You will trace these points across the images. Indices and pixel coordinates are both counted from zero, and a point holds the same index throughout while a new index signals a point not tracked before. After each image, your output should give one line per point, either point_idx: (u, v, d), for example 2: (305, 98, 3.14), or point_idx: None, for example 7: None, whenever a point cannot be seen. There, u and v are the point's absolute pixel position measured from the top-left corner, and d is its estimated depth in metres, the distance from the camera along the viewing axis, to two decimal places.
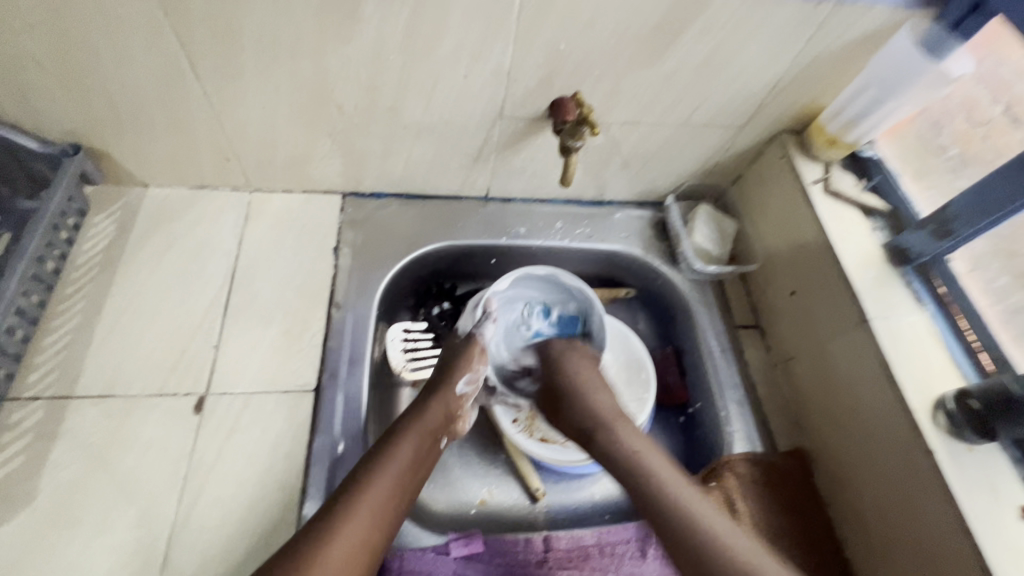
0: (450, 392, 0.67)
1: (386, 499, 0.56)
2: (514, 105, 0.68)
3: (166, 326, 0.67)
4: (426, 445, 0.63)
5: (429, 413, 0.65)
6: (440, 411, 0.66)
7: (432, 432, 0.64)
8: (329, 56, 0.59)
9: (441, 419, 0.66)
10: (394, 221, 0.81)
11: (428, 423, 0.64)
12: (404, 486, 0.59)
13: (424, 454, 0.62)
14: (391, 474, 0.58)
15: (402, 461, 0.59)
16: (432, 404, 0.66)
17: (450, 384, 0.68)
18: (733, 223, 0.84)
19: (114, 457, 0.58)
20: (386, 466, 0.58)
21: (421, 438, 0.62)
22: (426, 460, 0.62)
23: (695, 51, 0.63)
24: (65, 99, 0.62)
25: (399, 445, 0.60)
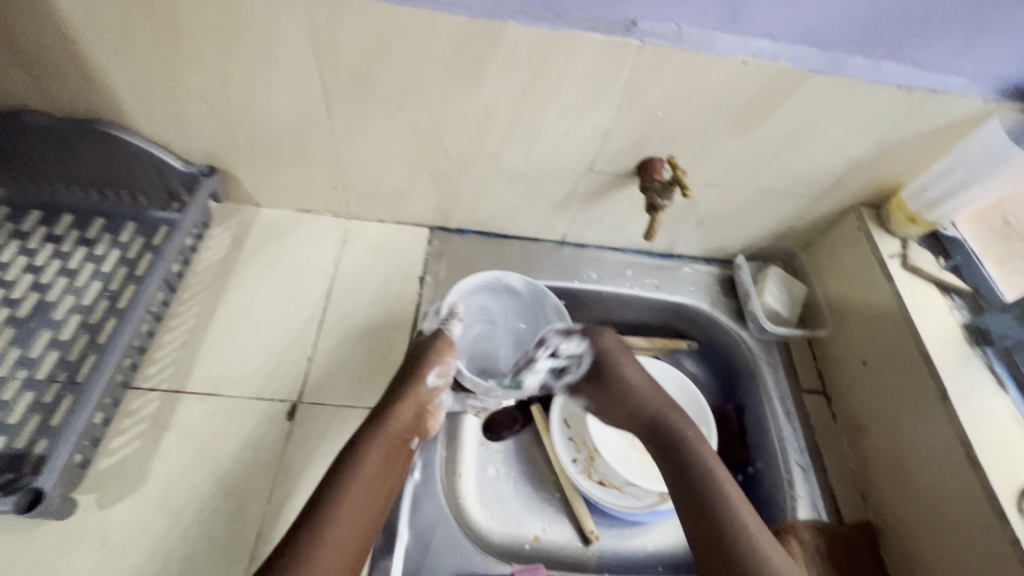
0: (421, 387, 0.66)
1: (364, 507, 0.57)
2: (604, 161, 0.73)
3: (267, 335, 0.73)
4: (394, 450, 0.62)
5: (393, 419, 0.63)
6: (408, 414, 0.64)
7: (403, 433, 0.63)
8: (448, 108, 0.66)
9: (409, 419, 0.64)
10: (475, 256, 0.86)
11: (392, 431, 0.62)
12: (380, 491, 0.59)
13: (393, 459, 0.62)
14: (369, 483, 0.58)
15: (374, 466, 0.59)
16: (401, 406, 0.64)
17: (421, 380, 0.66)
18: (803, 288, 0.85)
19: (214, 451, 0.63)
20: (355, 479, 0.58)
21: (387, 447, 0.61)
22: (395, 470, 0.61)
23: (785, 126, 0.67)
24: (214, 129, 0.70)
25: (368, 454, 0.60)
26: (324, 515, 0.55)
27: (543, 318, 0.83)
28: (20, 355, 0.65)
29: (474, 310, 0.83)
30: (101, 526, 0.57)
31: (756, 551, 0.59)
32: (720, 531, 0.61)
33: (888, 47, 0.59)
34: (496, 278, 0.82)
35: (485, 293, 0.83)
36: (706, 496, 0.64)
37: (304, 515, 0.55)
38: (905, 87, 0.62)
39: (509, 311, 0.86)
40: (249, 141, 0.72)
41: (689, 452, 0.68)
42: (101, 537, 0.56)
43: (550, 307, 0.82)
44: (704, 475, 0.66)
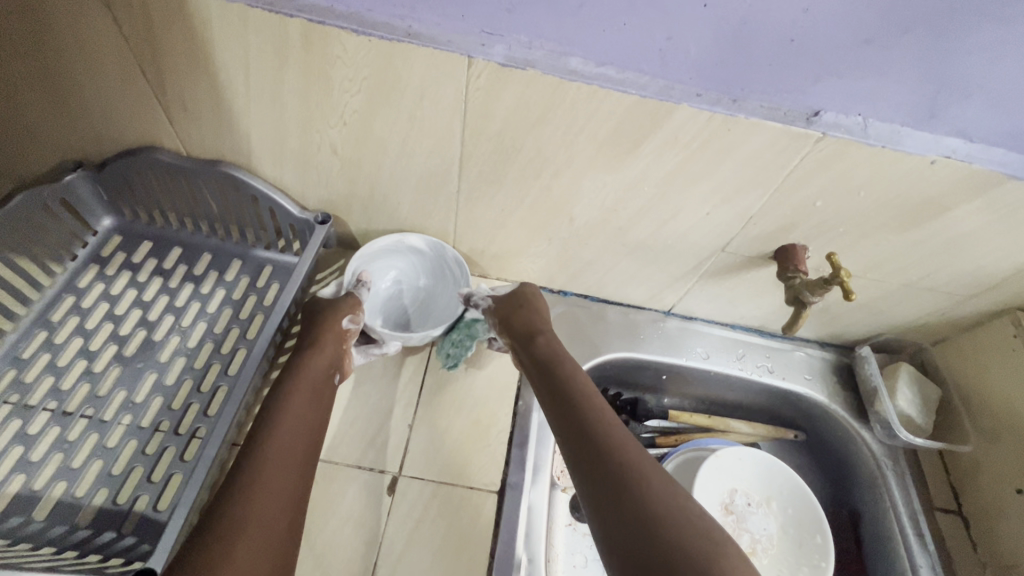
0: (335, 323, 0.64)
1: (287, 454, 0.50)
2: (740, 243, 0.68)
3: (368, 395, 0.69)
4: (318, 396, 0.58)
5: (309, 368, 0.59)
6: (328, 349, 0.62)
7: (321, 376, 0.60)
8: (587, 179, 0.62)
9: (329, 356, 0.62)
10: (579, 323, 0.82)
11: (309, 374, 0.59)
12: (297, 441, 0.52)
13: (320, 398, 0.58)
14: (287, 431, 0.52)
15: (293, 411, 0.55)
16: (309, 356, 0.60)
17: (329, 320, 0.65)
18: (938, 392, 0.77)
19: (315, 525, 0.59)
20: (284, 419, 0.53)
21: (307, 387, 0.58)
22: (323, 404, 0.58)
23: (957, 227, 0.61)
24: (337, 178, 0.69)
25: (290, 396, 0.56)
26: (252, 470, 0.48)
27: (444, 275, 0.77)
28: (126, 397, 0.64)
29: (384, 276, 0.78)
30: None
31: (653, 510, 0.46)
32: (619, 485, 0.48)
33: None
34: (396, 240, 0.74)
35: (385, 256, 0.76)
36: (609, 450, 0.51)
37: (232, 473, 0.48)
38: None
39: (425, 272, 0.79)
40: (369, 191, 0.70)
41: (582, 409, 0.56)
42: None
43: (448, 262, 0.75)
44: (606, 435, 0.53)
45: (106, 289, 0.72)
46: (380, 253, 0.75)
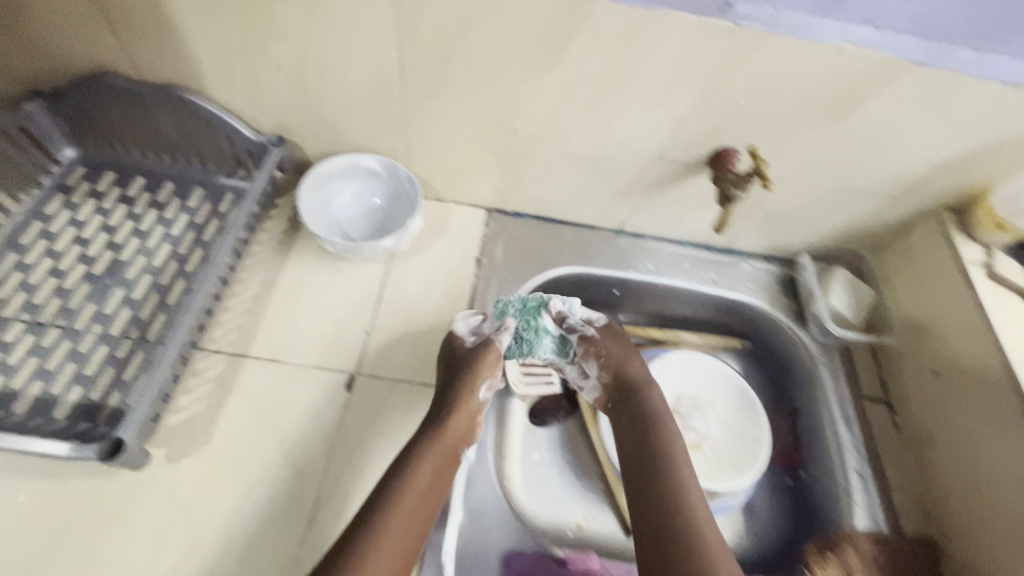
0: (472, 397, 0.64)
1: (404, 532, 0.53)
2: (675, 149, 0.71)
3: (328, 306, 0.73)
4: (446, 453, 0.60)
5: (454, 420, 0.63)
6: (459, 422, 0.63)
7: (449, 447, 0.61)
8: (523, 86, 0.65)
9: (460, 428, 0.63)
10: (532, 241, 0.85)
11: (440, 442, 0.60)
12: (417, 499, 0.56)
13: (446, 455, 0.60)
14: (411, 491, 0.56)
15: (424, 473, 0.58)
16: (454, 414, 0.63)
17: (472, 391, 0.64)
18: (870, 291, 0.81)
19: (276, 416, 0.64)
20: (407, 494, 0.55)
21: (439, 442, 0.60)
22: (444, 475, 0.59)
23: (874, 121, 0.64)
24: (287, 98, 0.71)
25: (421, 454, 0.59)
26: (377, 521, 0.52)
27: (397, 194, 0.80)
28: (96, 309, 0.68)
29: (335, 198, 0.79)
30: (171, 479, 0.58)
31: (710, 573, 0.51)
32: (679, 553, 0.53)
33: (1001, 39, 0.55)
34: (350, 162, 0.77)
35: (338, 177, 0.78)
36: (688, 511, 0.56)
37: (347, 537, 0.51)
38: (1015, 84, 0.58)
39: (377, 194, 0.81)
40: (320, 111, 0.72)
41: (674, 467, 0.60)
42: (171, 490, 0.58)
43: (403, 181, 0.79)
44: (677, 493, 0.57)
45: (72, 215, 0.75)
46: (333, 172, 0.77)
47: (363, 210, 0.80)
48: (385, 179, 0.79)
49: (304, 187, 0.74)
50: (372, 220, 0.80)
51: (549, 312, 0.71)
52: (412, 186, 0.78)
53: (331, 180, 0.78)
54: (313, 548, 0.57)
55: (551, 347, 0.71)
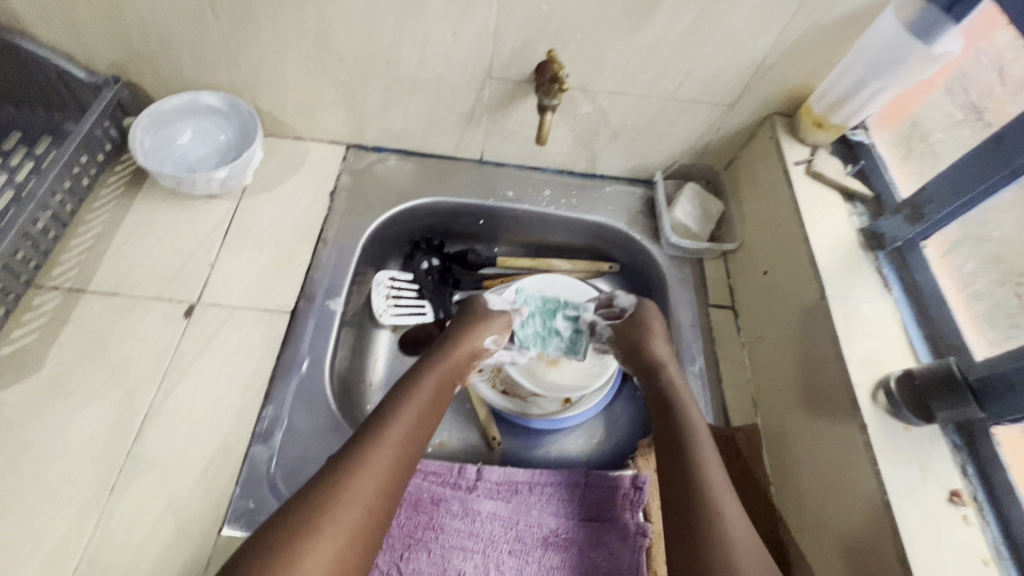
0: (476, 339, 0.70)
1: (406, 438, 0.58)
2: (500, 66, 0.72)
3: (172, 242, 0.74)
4: (439, 395, 0.64)
5: (453, 357, 0.68)
6: (460, 358, 0.68)
7: (453, 375, 0.67)
8: (330, 4, 0.65)
9: (459, 364, 0.68)
10: (390, 174, 0.86)
11: (442, 370, 0.66)
12: (417, 433, 0.60)
13: (441, 397, 0.65)
14: (409, 422, 0.59)
15: (421, 405, 0.62)
16: (455, 350, 0.68)
17: (475, 338, 0.71)
18: (719, 204, 0.85)
19: (109, 344, 0.66)
20: (407, 403, 0.61)
21: (439, 382, 0.65)
22: (443, 400, 0.65)
23: (676, 21, 0.65)
24: (109, 35, 0.70)
25: (422, 388, 0.63)
26: (374, 440, 0.56)
27: (242, 130, 0.81)
28: None
29: (180, 136, 0.80)
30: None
31: (701, 491, 0.55)
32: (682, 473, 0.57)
33: None
34: (190, 101, 0.78)
35: (182, 116, 0.79)
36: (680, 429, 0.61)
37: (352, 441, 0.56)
38: None
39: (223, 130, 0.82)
40: (146, 47, 0.72)
41: (671, 405, 0.64)
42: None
43: (246, 116, 0.80)
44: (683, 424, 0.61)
45: None
46: (177, 113, 0.79)
47: (209, 146, 0.81)
48: (227, 115, 0.80)
49: (139, 124, 0.75)
50: (222, 159, 0.80)
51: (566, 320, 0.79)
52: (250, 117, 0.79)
53: (172, 118, 0.79)
54: (137, 460, 0.59)
55: (560, 348, 0.78)
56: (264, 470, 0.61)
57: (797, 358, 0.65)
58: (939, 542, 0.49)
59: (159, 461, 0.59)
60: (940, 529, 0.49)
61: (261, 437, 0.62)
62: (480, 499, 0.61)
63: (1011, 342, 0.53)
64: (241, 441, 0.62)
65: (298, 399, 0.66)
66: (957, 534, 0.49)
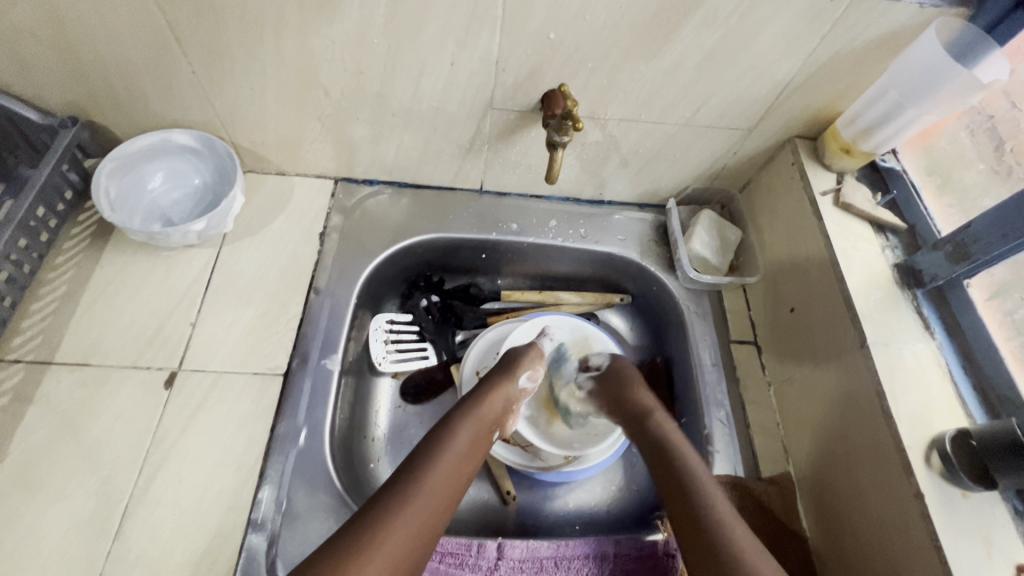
0: (513, 382, 0.66)
1: (435, 498, 0.53)
2: (503, 96, 0.65)
3: (147, 300, 0.67)
4: (477, 444, 0.59)
5: (489, 402, 0.63)
6: (497, 403, 0.63)
7: (491, 422, 0.62)
8: (312, 36, 0.58)
9: (498, 410, 0.63)
10: (384, 210, 0.79)
11: (479, 416, 0.61)
12: (450, 491, 0.55)
13: (479, 446, 0.60)
14: (442, 478, 0.55)
15: (456, 456, 0.57)
16: (491, 394, 0.63)
17: (512, 379, 0.66)
18: (736, 232, 0.80)
19: (82, 425, 0.59)
20: (442, 456, 0.56)
21: (478, 428, 0.60)
22: (479, 451, 0.59)
23: (696, 47, 0.59)
24: (62, 74, 0.62)
25: (458, 437, 0.58)
26: (400, 502, 0.51)
27: (220, 171, 0.74)
28: None
29: (150, 181, 0.72)
30: None
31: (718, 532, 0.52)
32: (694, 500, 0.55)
33: None
34: (160, 142, 0.71)
35: (150, 159, 0.72)
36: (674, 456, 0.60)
37: (380, 497, 0.52)
38: None
39: (198, 172, 0.74)
40: (106, 85, 0.64)
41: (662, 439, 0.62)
42: None
43: (224, 156, 0.73)
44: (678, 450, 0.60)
45: None
46: (145, 155, 0.71)
47: (184, 190, 0.74)
48: (202, 156, 0.73)
49: (105, 172, 0.67)
50: (200, 203, 0.74)
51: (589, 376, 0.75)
52: (230, 159, 0.72)
53: (140, 162, 0.71)
54: (118, 560, 0.53)
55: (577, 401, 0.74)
56: (262, 562, 0.55)
57: (834, 407, 0.61)
58: None
59: (143, 560, 0.53)
60: None
61: (257, 524, 0.56)
62: None
63: None
64: (235, 530, 0.56)
65: (297, 476, 0.60)
66: None
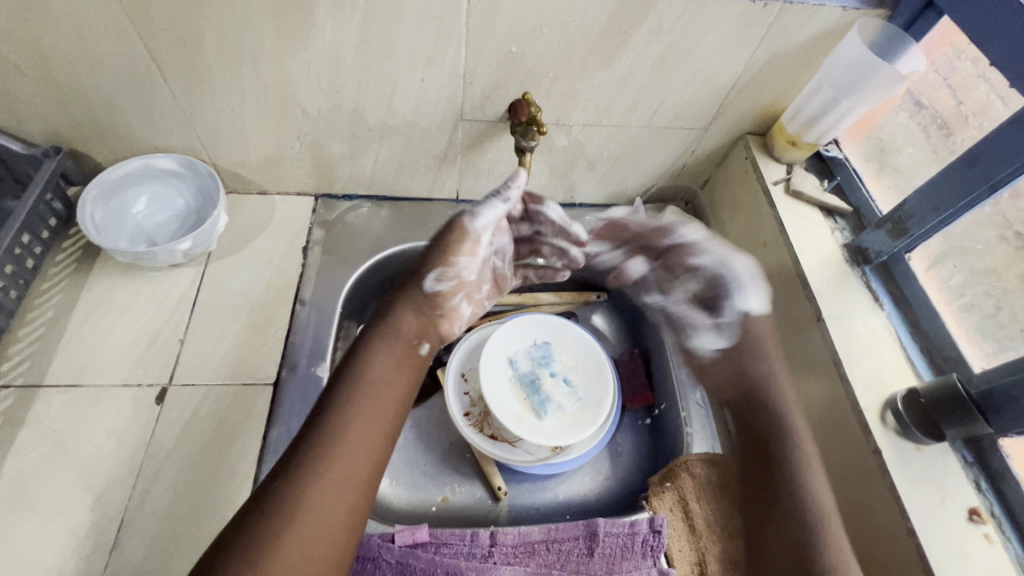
0: (418, 292, 0.63)
1: (365, 425, 0.52)
2: (473, 107, 0.69)
3: (135, 320, 0.69)
4: (403, 354, 0.59)
5: (404, 323, 0.61)
6: (411, 317, 0.62)
7: (411, 339, 0.61)
8: (290, 59, 0.62)
9: (414, 324, 0.62)
10: (364, 223, 0.82)
11: (397, 333, 0.60)
12: (387, 399, 0.55)
13: (402, 364, 0.58)
14: (376, 385, 0.55)
15: (375, 381, 0.55)
16: (402, 315, 0.61)
17: (416, 285, 0.64)
18: (700, 226, 0.84)
19: (74, 443, 0.60)
20: (355, 383, 0.54)
21: (392, 353, 0.58)
22: (404, 371, 0.58)
23: (646, 55, 0.64)
24: (47, 106, 0.65)
25: (374, 362, 0.56)
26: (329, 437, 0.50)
27: (203, 192, 0.76)
28: None
29: (133, 205, 0.74)
30: None
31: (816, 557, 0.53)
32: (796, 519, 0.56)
33: None
34: (143, 166, 0.73)
35: (134, 182, 0.74)
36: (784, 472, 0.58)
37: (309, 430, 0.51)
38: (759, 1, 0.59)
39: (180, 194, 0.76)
40: (90, 114, 0.67)
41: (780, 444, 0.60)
42: None
43: (207, 177, 0.75)
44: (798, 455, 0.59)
45: None
46: (129, 179, 0.73)
47: (167, 212, 0.76)
48: (183, 178, 0.75)
49: (89, 198, 0.69)
50: (185, 224, 0.76)
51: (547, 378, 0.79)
52: (212, 180, 0.74)
53: (123, 185, 0.73)
54: (116, 572, 0.54)
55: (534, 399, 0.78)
56: None
57: (799, 383, 0.65)
58: (967, 564, 0.48)
59: (142, 570, 0.54)
60: (967, 551, 0.49)
61: None
62: (498, 567, 0.60)
63: (1006, 354, 0.55)
64: None
65: None
66: (983, 555, 0.49)
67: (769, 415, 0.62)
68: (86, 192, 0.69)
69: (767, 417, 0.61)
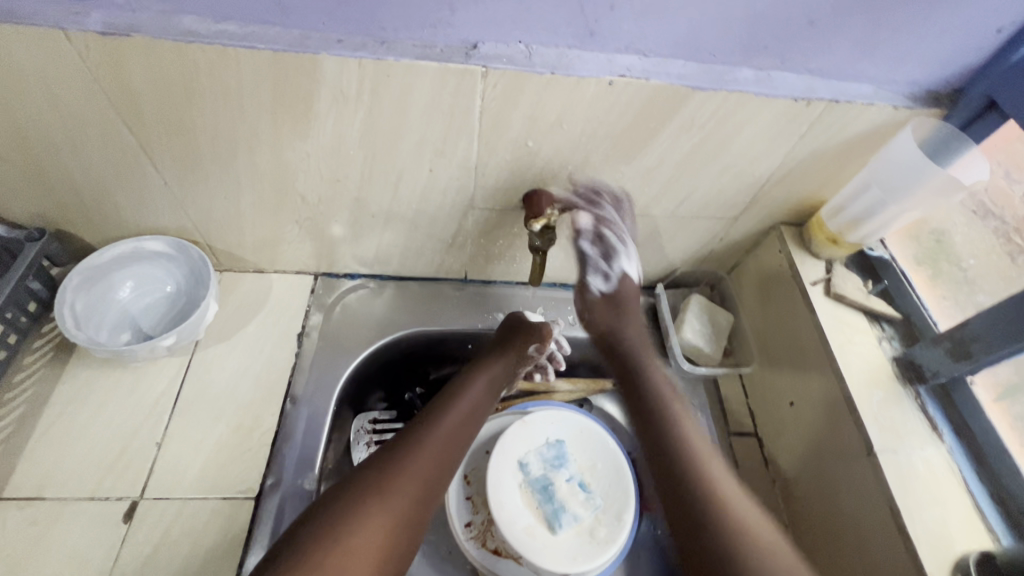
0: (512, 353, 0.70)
1: (428, 466, 0.59)
2: (485, 196, 0.64)
3: (110, 420, 0.63)
4: (479, 400, 0.67)
5: (489, 370, 0.69)
6: (495, 368, 0.69)
7: (488, 388, 0.68)
8: (288, 149, 0.57)
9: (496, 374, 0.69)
10: (364, 305, 0.77)
11: (478, 382, 0.68)
12: (453, 444, 0.62)
13: (475, 410, 0.66)
14: (447, 430, 0.62)
15: (454, 423, 0.63)
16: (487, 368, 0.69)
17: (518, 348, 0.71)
18: (727, 316, 0.77)
19: (30, 571, 0.54)
20: (436, 426, 0.62)
21: (472, 403, 0.66)
22: (475, 416, 0.65)
23: (673, 153, 0.59)
24: (30, 190, 0.60)
25: (456, 404, 0.65)
26: (393, 472, 0.57)
27: (194, 275, 0.71)
28: None
29: (117, 292, 0.69)
30: None
31: None
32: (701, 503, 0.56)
33: (774, 56, 0.51)
34: (131, 250, 0.68)
35: (120, 267, 0.69)
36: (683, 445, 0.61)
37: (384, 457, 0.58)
38: (803, 98, 0.53)
39: (170, 277, 0.72)
40: (76, 198, 0.62)
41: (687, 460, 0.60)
42: None
43: (197, 259, 0.70)
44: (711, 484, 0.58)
45: None
46: (115, 264, 0.69)
47: (154, 298, 0.71)
48: (172, 260, 0.71)
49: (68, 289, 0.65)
50: (173, 311, 0.71)
51: (561, 487, 0.72)
52: (201, 263, 0.69)
53: (108, 271, 0.68)
54: None
55: (548, 510, 0.71)
56: None
57: (847, 520, 0.57)
58: None
59: None
60: None
61: None
62: None
63: None
64: None
65: None
66: None
67: (648, 380, 0.67)
68: (65, 281, 0.65)
69: (639, 367, 0.68)
